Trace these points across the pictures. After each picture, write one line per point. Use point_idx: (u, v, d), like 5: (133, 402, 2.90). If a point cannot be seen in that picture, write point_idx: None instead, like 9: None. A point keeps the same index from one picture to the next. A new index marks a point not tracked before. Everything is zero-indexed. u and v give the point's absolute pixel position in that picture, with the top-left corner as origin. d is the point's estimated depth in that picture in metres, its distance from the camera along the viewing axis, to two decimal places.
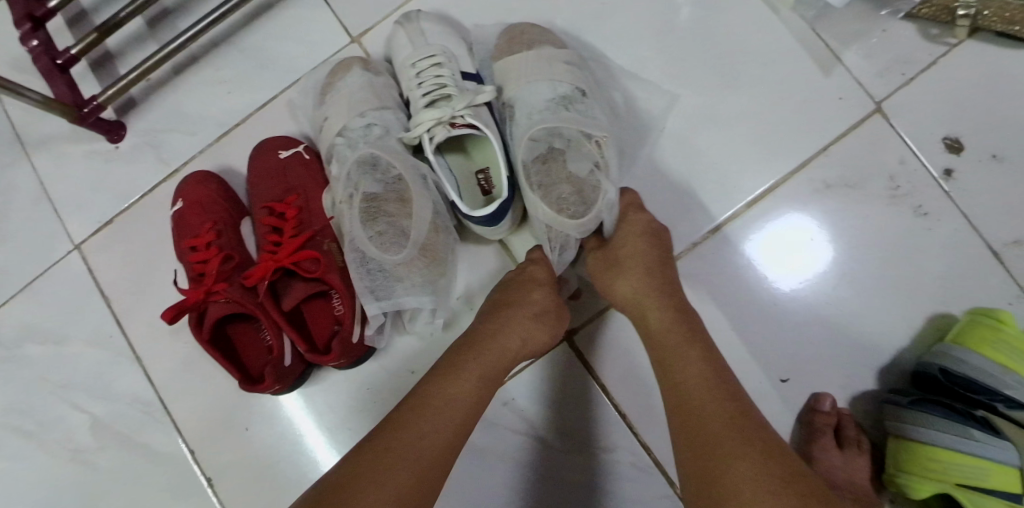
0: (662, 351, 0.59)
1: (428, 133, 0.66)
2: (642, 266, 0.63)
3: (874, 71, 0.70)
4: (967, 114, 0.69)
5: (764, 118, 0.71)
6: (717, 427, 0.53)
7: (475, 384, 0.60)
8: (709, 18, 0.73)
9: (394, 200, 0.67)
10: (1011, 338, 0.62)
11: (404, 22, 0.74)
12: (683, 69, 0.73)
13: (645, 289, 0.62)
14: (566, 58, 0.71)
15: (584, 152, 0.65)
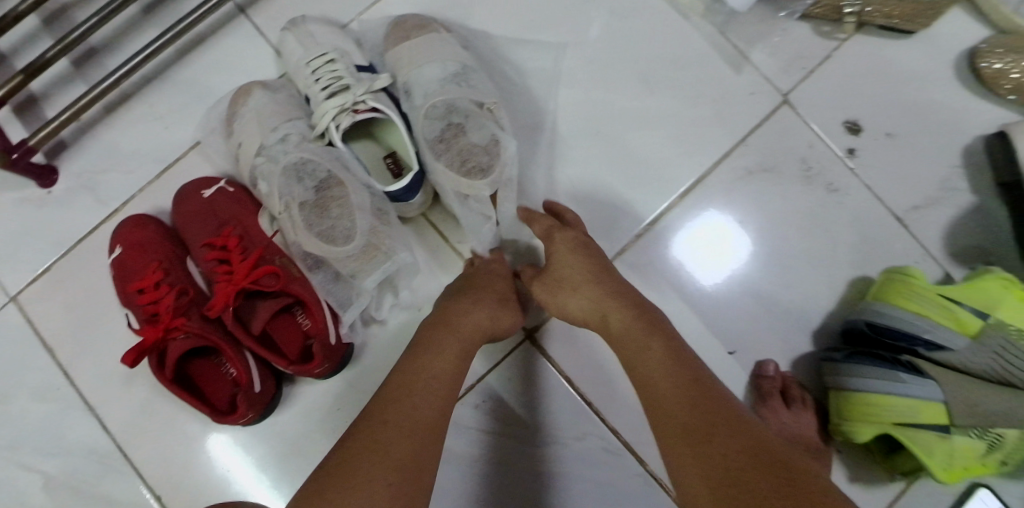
0: (629, 351, 0.56)
1: (334, 120, 0.64)
2: (583, 276, 0.61)
3: (779, 66, 0.76)
4: (860, 101, 0.77)
5: (689, 114, 0.75)
6: (687, 417, 0.49)
7: (454, 356, 0.55)
8: (628, 25, 0.76)
9: (338, 196, 0.60)
10: (923, 289, 0.65)
11: (290, 28, 0.71)
12: (609, 76, 0.75)
13: (587, 297, 0.60)
14: (450, 39, 0.70)
15: (485, 119, 0.63)
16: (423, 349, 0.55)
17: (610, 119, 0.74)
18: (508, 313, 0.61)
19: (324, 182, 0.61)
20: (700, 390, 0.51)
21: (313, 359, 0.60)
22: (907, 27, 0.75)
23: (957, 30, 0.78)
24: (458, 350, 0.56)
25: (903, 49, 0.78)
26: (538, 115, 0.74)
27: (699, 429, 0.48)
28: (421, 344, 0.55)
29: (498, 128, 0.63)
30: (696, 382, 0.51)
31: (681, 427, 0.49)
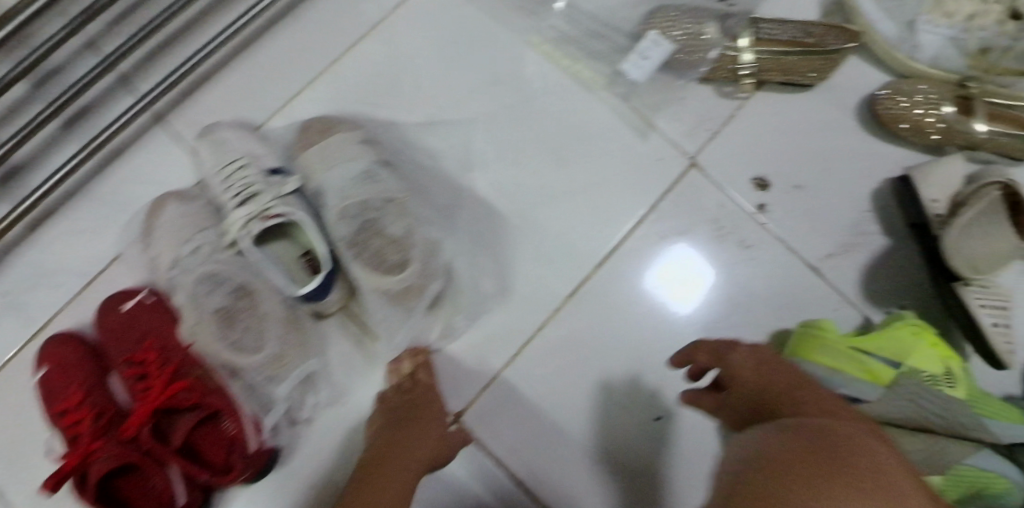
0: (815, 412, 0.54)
1: (243, 229, 0.66)
2: (791, 388, 0.57)
3: (683, 130, 0.78)
4: (766, 159, 0.79)
5: (602, 183, 0.77)
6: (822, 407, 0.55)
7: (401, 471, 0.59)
8: (535, 101, 0.78)
9: (248, 307, 0.63)
10: (835, 342, 0.68)
11: (204, 136, 0.73)
12: (517, 153, 0.77)
13: (829, 408, 0.54)
14: (359, 136, 0.72)
15: (397, 215, 0.66)
16: (375, 466, 0.59)
17: (527, 196, 0.76)
18: (449, 441, 0.63)
19: (237, 293, 0.64)
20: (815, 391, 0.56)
21: (234, 468, 0.62)
22: (802, 80, 0.79)
23: (854, 81, 0.82)
24: (403, 476, 0.58)
25: (804, 104, 0.81)
26: (454, 196, 0.75)
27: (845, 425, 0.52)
28: (371, 465, 0.60)
29: (410, 223, 0.66)
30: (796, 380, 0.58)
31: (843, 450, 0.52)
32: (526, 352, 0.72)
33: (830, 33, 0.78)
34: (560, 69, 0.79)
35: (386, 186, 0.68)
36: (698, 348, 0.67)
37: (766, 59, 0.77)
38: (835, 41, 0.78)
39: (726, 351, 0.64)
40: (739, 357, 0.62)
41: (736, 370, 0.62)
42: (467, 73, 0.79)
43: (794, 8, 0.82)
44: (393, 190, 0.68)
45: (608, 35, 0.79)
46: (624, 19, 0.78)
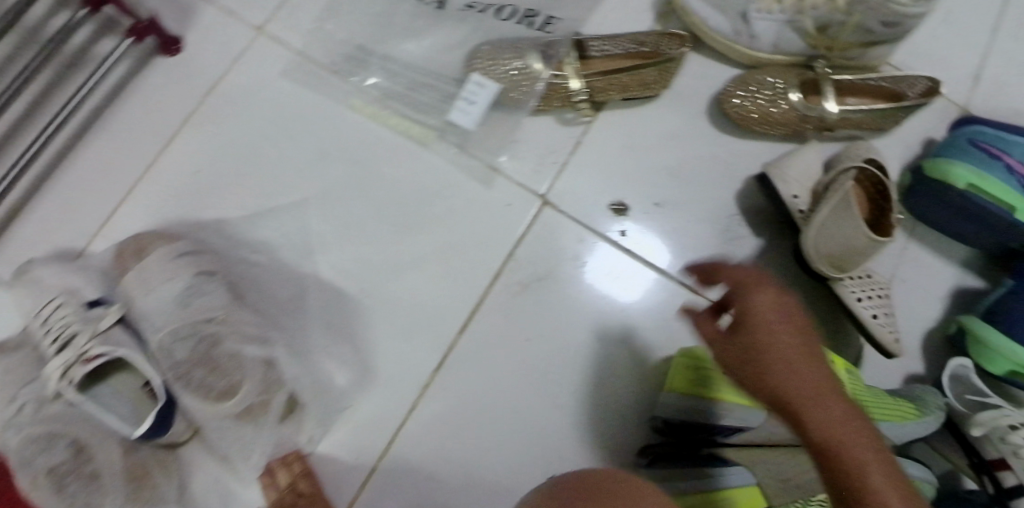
0: (799, 397, 0.42)
1: (64, 377, 0.60)
2: (773, 343, 0.42)
3: (528, 168, 0.74)
4: (620, 181, 0.75)
5: (451, 241, 0.73)
6: (796, 355, 0.42)
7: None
8: (367, 169, 0.74)
9: (79, 464, 0.59)
10: (708, 371, 0.65)
11: (17, 278, 0.68)
12: (354, 229, 0.73)
13: (824, 380, 0.43)
14: (179, 247, 0.67)
15: (223, 331, 0.62)
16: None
17: (375, 270, 0.72)
18: None
19: (68, 450, 0.59)
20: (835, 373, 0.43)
21: None
22: (642, 95, 0.75)
23: (699, 81, 0.78)
24: None
25: (652, 115, 0.77)
26: (297, 287, 0.71)
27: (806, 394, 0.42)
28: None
29: (238, 336, 0.62)
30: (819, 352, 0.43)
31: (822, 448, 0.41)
32: (400, 437, 0.68)
33: (661, 41, 0.75)
34: (388, 129, 0.75)
35: (211, 298, 0.64)
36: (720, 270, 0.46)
37: (597, 83, 0.74)
38: (669, 49, 0.74)
39: (754, 292, 0.44)
40: (760, 308, 0.43)
41: (749, 320, 0.43)
42: (294, 154, 0.75)
43: (621, 20, 0.79)
44: (215, 303, 0.63)
45: (433, 83, 0.74)
46: (446, 65, 0.75)
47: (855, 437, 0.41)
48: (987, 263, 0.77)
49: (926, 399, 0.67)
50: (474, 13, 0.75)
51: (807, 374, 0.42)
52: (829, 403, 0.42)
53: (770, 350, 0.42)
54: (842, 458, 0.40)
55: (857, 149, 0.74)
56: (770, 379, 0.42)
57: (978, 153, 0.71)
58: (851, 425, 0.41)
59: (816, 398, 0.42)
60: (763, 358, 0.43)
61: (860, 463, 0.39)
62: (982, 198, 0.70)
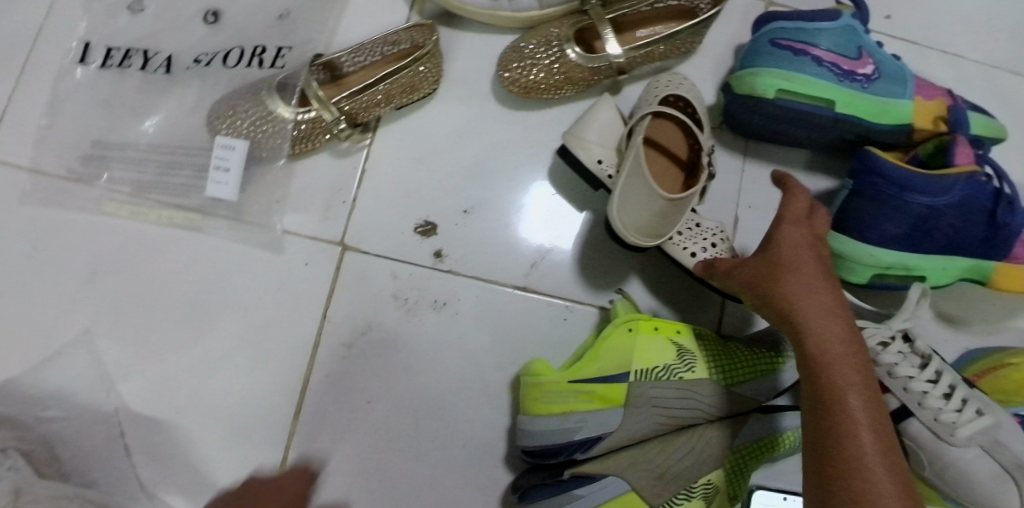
0: (797, 306, 0.48)
1: None
2: (805, 261, 0.50)
3: (316, 217, 0.67)
4: (420, 199, 0.68)
5: (258, 322, 0.66)
6: (810, 276, 0.49)
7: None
8: (142, 275, 0.66)
9: None
10: (554, 383, 0.57)
11: None
12: (152, 344, 0.66)
13: (832, 308, 0.48)
14: None
15: None
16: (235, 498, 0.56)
17: (188, 381, 0.65)
18: None
19: None
20: (837, 304, 0.49)
21: None
22: (413, 98, 0.67)
23: (475, 62, 0.70)
24: None
25: (435, 116, 0.69)
26: (108, 428, 0.64)
27: (811, 310, 0.47)
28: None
29: None
30: (830, 284, 0.49)
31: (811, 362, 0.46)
32: None
33: (416, 32, 0.66)
34: (152, 223, 0.67)
35: None
36: (786, 179, 0.55)
37: (356, 103, 0.65)
38: (422, 40, 0.66)
39: (810, 216, 0.53)
40: (789, 203, 0.53)
41: (781, 242, 0.51)
42: (58, 282, 0.66)
43: (371, 22, 0.70)
44: None
45: (183, 159, 0.66)
46: (191, 136, 0.66)
47: (845, 349, 0.46)
48: (832, 160, 0.70)
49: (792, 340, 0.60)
50: (202, 68, 0.67)
51: (815, 293, 0.48)
52: (833, 317, 0.48)
53: (800, 259, 0.50)
54: (828, 369, 0.45)
55: (668, 79, 0.67)
56: (784, 288, 0.48)
57: (783, 53, 0.64)
58: (845, 341, 0.47)
59: (820, 317, 0.47)
60: (792, 263, 0.49)
61: (849, 370, 0.45)
62: (794, 102, 0.63)
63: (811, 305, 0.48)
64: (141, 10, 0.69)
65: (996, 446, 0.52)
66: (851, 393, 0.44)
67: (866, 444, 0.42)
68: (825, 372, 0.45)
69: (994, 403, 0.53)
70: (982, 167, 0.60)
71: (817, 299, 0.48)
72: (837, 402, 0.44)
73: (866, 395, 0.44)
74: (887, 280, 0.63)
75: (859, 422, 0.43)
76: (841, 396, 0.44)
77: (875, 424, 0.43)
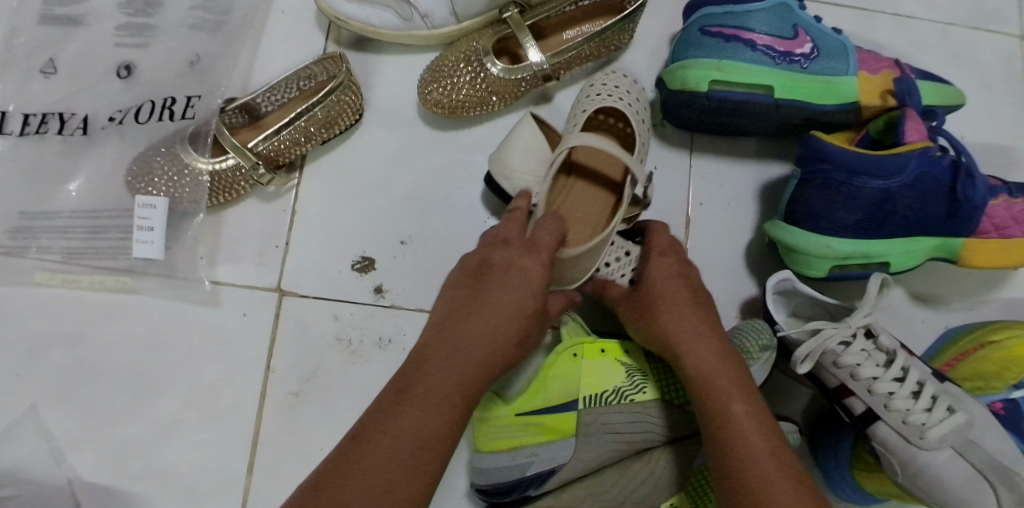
0: (670, 336, 0.52)
1: None
2: (671, 288, 0.53)
3: (250, 265, 0.64)
4: (355, 234, 0.65)
5: (201, 380, 0.64)
6: (678, 304, 0.52)
7: (522, 289, 0.50)
8: (81, 344, 0.65)
9: None
10: (503, 417, 0.53)
11: None
12: (96, 413, 0.64)
13: (705, 332, 0.51)
14: None
15: None
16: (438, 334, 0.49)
17: (138, 447, 0.63)
18: None
19: None
20: (708, 323, 0.52)
21: None
22: (334, 133, 0.64)
23: (398, 87, 0.67)
24: None
25: (362, 146, 0.66)
26: (63, 503, 0.63)
27: (682, 337, 0.51)
28: (382, 408, 0.45)
29: None
30: (699, 308, 0.53)
31: (695, 386, 0.50)
32: None
33: (329, 64, 0.63)
34: (87, 290, 0.65)
35: None
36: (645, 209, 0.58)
37: (273, 146, 0.62)
38: (335, 71, 0.63)
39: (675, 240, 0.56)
40: (653, 233, 0.56)
41: (650, 274, 0.54)
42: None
43: (289, 58, 0.68)
44: None
45: (111, 222, 0.65)
46: (117, 197, 0.65)
47: (723, 366, 0.50)
48: (784, 147, 0.67)
49: (744, 343, 0.55)
50: (118, 126, 0.66)
51: (688, 319, 0.52)
52: (705, 339, 0.51)
53: (667, 286, 0.53)
54: (711, 391, 0.49)
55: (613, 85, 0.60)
56: (657, 322, 0.52)
57: (712, 41, 0.60)
58: (721, 359, 0.50)
59: (693, 342, 0.51)
60: (659, 293, 0.53)
61: (729, 384, 0.49)
62: (728, 92, 0.59)
63: (683, 330, 0.51)
64: (53, 73, 0.67)
65: (969, 445, 0.48)
66: (733, 404, 0.48)
67: (756, 450, 0.45)
68: (707, 392, 0.49)
69: (967, 397, 0.50)
70: (937, 141, 0.56)
71: (687, 322, 0.52)
72: (723, 417, 0.47)
73: (747, 404, 0.48)
74: (848, 269, 0.59)
75: (745, 430, 0.46)
76: (723, 413, 0.47)
77: (761, 429, 0.47)
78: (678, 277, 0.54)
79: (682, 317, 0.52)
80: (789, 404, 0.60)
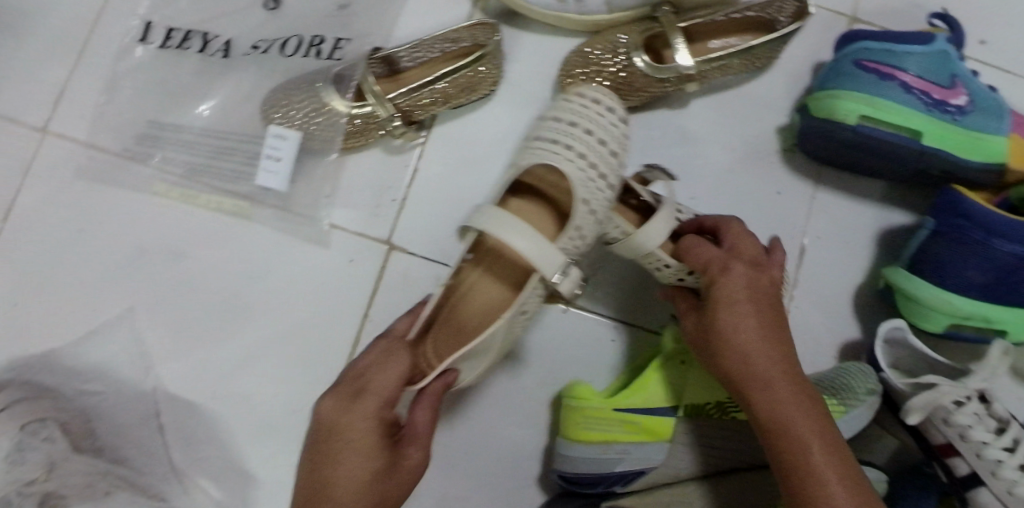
0: (738, 369, 0.49)
1: None
2: (734, 315, 0.50)
3: (366, 213, 0.65)
4: (471, 201, 0.65)
5: (297, 315, 0.65)
6: (743, 329, 0.49)
7: (362, 454, 0.44)
8: (186, 258, 0.66)
9: None
10: (599, 411, 0.53)
11: None
12: (189, 328, 0.65)
13: (773, 362, 0.49)
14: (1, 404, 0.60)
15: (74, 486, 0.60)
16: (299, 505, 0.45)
17: (224, 369, 0.64)
18: None
19: None
20: (778, 351, 0.50)
21: None
22: (470, 99, 0.64)
23: (536, 65, 0.67)
24: None
25: (492, 117, 0.66)
26: (143, 408, 0.64)
27: (748, 371, 0.49)
28: None
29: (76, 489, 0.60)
30: (767, 336, 0.50)
31: (767, 424, 0.48)
32: None
33: (478, 31, 0.64)
34: (201, 208, 0.66)
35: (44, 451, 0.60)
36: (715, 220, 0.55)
37: (411, 101, 0.63)
38: (484, 39, 0.63)
39: (740, 250, 0.52)
40: (702, 247, 0.52)
41: (714, 297, 0.51)
42: (106, 262, 0.67)
43: (432, 17, 0.68)
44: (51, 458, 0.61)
45: (237, 145, 0.66)
46: (247, 124, 0.66)
47: (794, 404, 0.48)
48: (911, 195, 0.66)
49: (852, 384, 0.55)
50: (260, 54, 0.67)
51: (760, 346, 0.49)
52: (773, 373, 0.49)
53: (731, 311, 0.50)
54: (788, 433, 0.47)
55: (569, 123, 0.56)
56: (721, 355, 0.50)
57: (867, 77, 0.59)
58: (792, 395, 0.48)
59: (760, 378, 0.49)
60: (722, 321, 0.50)
61: (804, 426, 0.47)
62: (876, 131, 0.58)
63: (750, 364, 0.49)
64: None
65: None
66: (808, 448, 0.46)
67: (835, 500, 0.44)
68: (780, 434, 0.47)
69: None
70: None
71: (754, 353, 0.49)
72: (798, 464, 0.46)
73: (823, 447, 0.46)
74: (964, 330, 0.58)
75: (824, 480, 0.45)
76: (799, 457, 0.46)
77: (841, 477, 0.45)
78: (741, 294, 0.50)
79: (747, 349, 0.49)
80: (875, 451, 0.59)
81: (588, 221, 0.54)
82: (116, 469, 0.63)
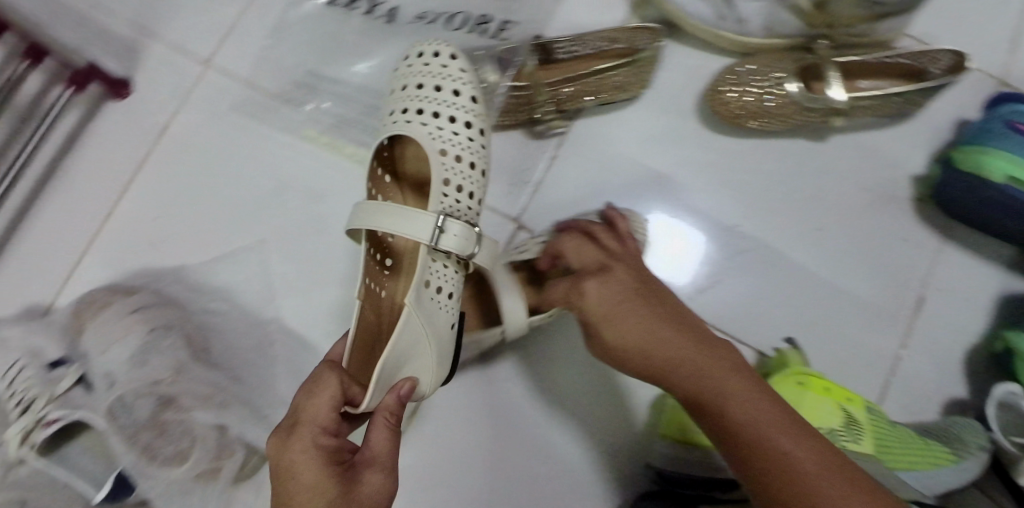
0: (660, 370, 0.48)
1: (22, 444, 0.55)
2: (619, 322, 0.50)
3: (500, 190, 0.68)
4: (602, 196, 0.67)
5: None
6: (637, 330, 0.49)
7: (311, 487, 0.39)
8: (322, 201, 0.69)
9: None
10: None
11: None
12: (314, 267, 0.68)
13: (674, 346, 0.47)
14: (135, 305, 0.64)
15: (185, 390, 0.60)
16: None
17: (341, 312, 0.68)
18: None
19: None
20: (685, 336, 0.48)
21: None
22: (622, 96, 0.67)
23: (683, 77, 0.69)
24: None
25: (633, 120, 0.69)
26: (260, 335, 0.67)
27: (663, 370, 0.47)
28: None
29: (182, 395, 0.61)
30: (679, 331, 0.48)
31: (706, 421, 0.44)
32: None
33: (640, 34, 0.66)
34: (345, 159, 0.70)
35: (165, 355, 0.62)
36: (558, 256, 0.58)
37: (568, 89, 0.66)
38: (646, 43, 0.66)
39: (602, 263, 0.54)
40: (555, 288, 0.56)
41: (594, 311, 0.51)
42: (249, 192, 0.71)
43: (590, 16, 0.71)
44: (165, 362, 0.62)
45: None
46: None
47: (717, 385, 0.44)
48: None
49: (964, 437, 0.57)
50: (425, 24, 0.69)
51: (649, 348, 0.48)
52: (683, 363, 0.46)
53: (614, 316, 0.50)
54: (727, 417, 0.43)
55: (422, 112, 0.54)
56: (633, 363, 0.49)
57: (1019, 138, 0.59)
58: (712, 371, 0.45)
59: (673, 375, 0.47)
60: (614, 328, 0.50)
61: (734, 402, 0.43)
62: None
63: (657, 365, 0.48)
64: None
65: None
66: (749, 426, 0.41)
67: (803, 470, 0.39)
68: (720, 426, 0.43)
69: None
70: None
71: (655, 351, 0.48)
72: (743, 450, 0.41)
73: (763, 415, 0.42)
74: None
75: (774, 451, 0.40)
76: (746, 441, 0.41)
77: (802, 450, 0.40)
78: (620, 295, 0.51)
79: (647, 352, 0.48)
80: None
81: (461, 188, 0.53)
82: (230, 385, 0.64)
